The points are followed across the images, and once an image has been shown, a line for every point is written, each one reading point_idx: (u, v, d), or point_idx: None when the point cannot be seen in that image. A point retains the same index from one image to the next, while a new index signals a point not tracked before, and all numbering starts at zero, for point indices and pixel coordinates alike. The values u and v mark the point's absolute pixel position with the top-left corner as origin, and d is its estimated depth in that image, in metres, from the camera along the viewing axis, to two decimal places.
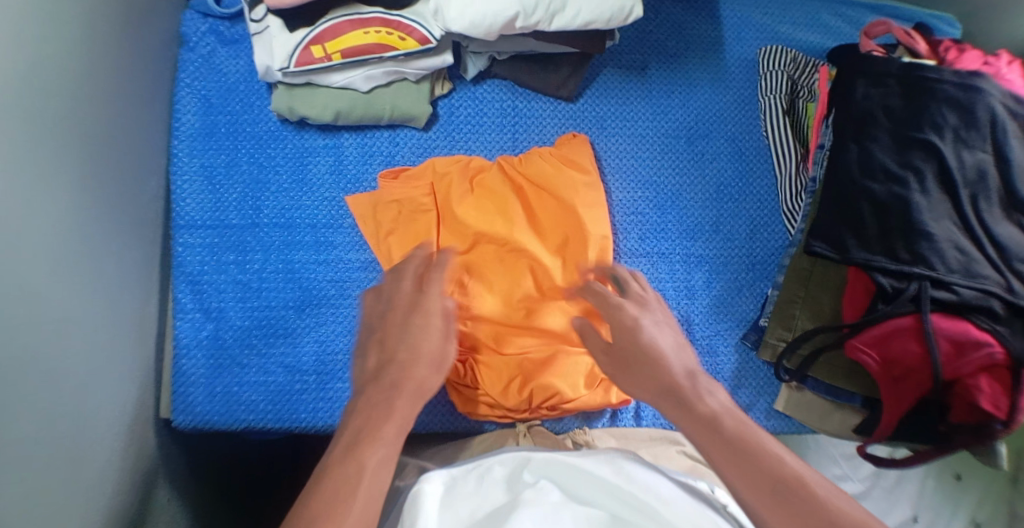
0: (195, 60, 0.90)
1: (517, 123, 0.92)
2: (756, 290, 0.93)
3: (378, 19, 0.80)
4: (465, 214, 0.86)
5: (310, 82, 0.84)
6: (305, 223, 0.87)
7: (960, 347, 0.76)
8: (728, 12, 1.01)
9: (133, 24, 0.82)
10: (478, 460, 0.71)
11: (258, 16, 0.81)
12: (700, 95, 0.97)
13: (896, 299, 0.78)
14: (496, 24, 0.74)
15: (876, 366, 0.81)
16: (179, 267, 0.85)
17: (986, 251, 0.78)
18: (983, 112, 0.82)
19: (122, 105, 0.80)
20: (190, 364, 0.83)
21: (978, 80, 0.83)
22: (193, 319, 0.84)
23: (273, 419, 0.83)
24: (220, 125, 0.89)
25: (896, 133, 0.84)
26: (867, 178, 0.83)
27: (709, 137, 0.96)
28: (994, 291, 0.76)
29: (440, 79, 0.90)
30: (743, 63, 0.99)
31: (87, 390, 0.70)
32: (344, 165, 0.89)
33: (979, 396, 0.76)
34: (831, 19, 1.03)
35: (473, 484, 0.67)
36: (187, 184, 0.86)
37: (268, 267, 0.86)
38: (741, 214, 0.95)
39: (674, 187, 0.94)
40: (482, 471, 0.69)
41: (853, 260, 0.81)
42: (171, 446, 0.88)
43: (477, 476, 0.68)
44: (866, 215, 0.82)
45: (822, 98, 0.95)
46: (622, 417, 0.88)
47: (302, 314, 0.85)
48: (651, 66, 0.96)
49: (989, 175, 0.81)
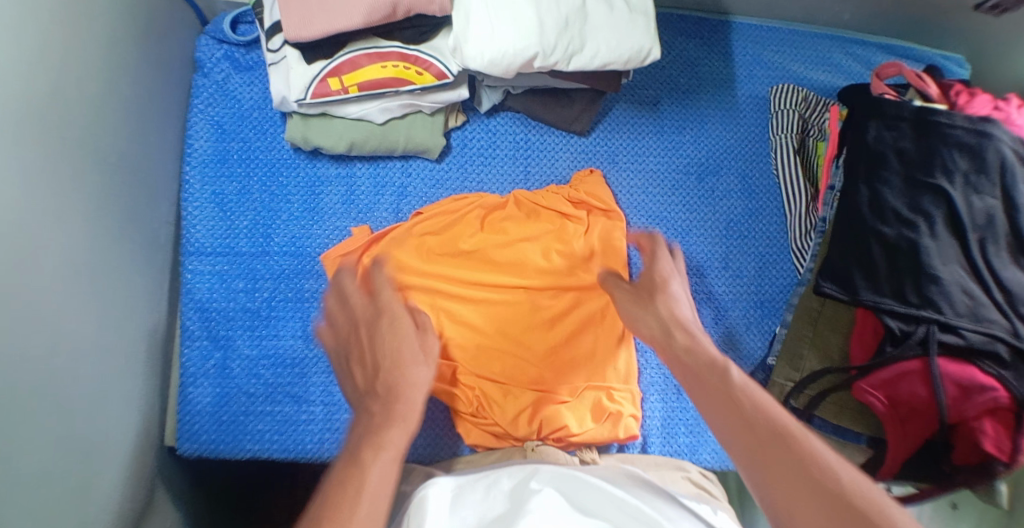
0: (208, 86, 0.90)
1: (530, 156, 0.92)
2: (764, 327, 0.94)
3: (395, 53, 0.80)
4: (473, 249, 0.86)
5: (326, 113, 0.84)
6: (316, 251, 0.87)
7: (966, 390, 0.76)
8: (740, 49, 1.01)
9: (149, 52, 0.82)
10: (487, 473, 0.72)
11: (275, 46, 0.82)
12: (712, 131, 0.97)
13: (904, 342, 0.79)
14: (515, 63, 0.75)
15: (883, 408, 0.81)
16: (188, 295, 0.84)
17: (993, 296, 0.79)
18: (993, 158, 0.82)
19: (136, 132, 0.79)
20: (197, 393, 0.82)
21: (989, 125, 0.83)
22: (201, 347, 0.84)
23: (279, 450, 0.82)
24: (233, 152, 0.88)
25: (907, 177, 0.84)
26: (878, 221, 0.83)
27: (720, 173, 0.96)
28: (1001, 335, 0.76)
29: (454, 111, 0.90)
30: (754, 100, 1.00)
31: (94, 421, 0.70)
32: (357, 195, 0.89)
33: (981, 439, 0.75)
34: (842, 57, 1.04)
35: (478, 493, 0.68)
36: (198, 211, 0.86)
37: (278, 296, 0.86)
38: (749, 251, 0.95)
39: (684, 222, 0.94)
40: (490, 483, 0.69)
41: (861, 301, 0.82)
42: (175, 473, 0.87)
43: (485, 485, 0.69)
44: (876, 258, 0.82)
45: (833, 137, 0.95)
46: (629, 447, 0.88)
47: (311, 344, 0.85)
48: (663, 101, 0.97)
49: (998, 221, 0.82)
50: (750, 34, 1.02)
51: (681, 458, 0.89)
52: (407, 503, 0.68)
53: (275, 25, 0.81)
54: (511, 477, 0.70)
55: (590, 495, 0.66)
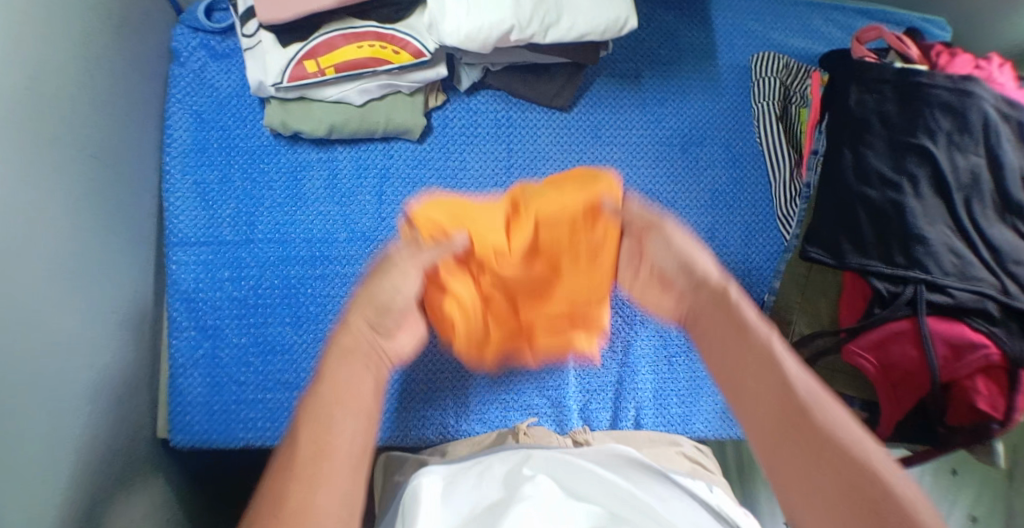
0: (185, 75, 0.89)
1: (512, 134, 0.92)
2: (753, 296, 0.94)
3: (371, 33, 0.80)
4: None
5: (304, 97, 0.84)
6: (301, 238, 0.87)
7: (957, 350, 0.76)
8: (719, 19, 1.01)
9: (124, 42, 0.81)
10: (478, 458, 0.72)
11: (251, 31, 0.81)
12: (694, 101, 0.97)
13: (893, 303, 0.79)
14: (492, 36, 0.74)
15: (874, 370, 0.82)
16: (174, 286, 0.84)
17: (980, 254, 0.79)
18: (975, 116, 0.82)
19: (115, 122, 0.79)
20: (187, 383, 0.82)
21: (971, 84, 0.83)
22: (189, 337, 0.83)
23: (272, 437, 0.82)
24: (213, 140, 0.88)
25: (891, 138, 0.84)
26: (863, 184, 0.83)
27: (704, 144, 0.96)
28: (990, 293, 0.76)
29: (434, 91, 0.89)
30: (735, 69, 1.00)
31: (86, 411, 0.70)
32: (339, 179, 0.88)
33: (975, 398, 0.76)
34: (821, 24, 1.03)
35: (470, 479, 0.68)
36: (180, 202, 0.86)
37: (264, 284, 0.85)
38: (736, 221, 0.95)
39: (670, 194, 0.94)
40: (483, 469, 0.70)
41: (848, 264, 0.81)
42: (168, 464, 0.87)
43: (478, 471, 0.69)
44: (862, 220, 0.82)
45: (816, 103, 0.95)
46: (622, 422, 0.89)
47: (299, 330, 0.85)
48: (645, 74, 0.97)
49: (983, 179, 0.82)
50: (730, 3, 1.02)
51: (674, 429, 0.89)
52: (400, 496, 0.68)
53: (250, 11, 0.80)
54: (504, 462, 0.70)
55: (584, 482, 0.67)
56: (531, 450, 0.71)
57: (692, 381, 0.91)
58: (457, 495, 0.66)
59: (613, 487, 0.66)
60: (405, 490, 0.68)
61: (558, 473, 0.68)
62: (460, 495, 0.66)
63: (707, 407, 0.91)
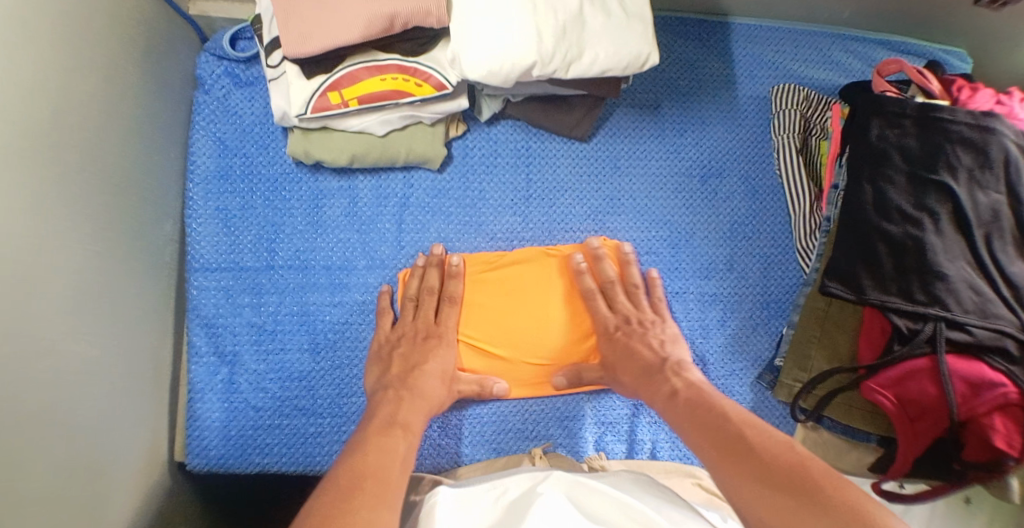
0: (209, 102, 0.90)
1: (532, 164, 0.92)
2: (771, 328, 0.94)
3: (394, 66, 0.80)
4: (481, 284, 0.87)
5: (326, 127, 0.84)
6: (321, 264, 0.87)
7: (975, 387, 0.76)
8: (740, 49, 1.01)
9: (149, 70, 0.82)
10: (494, 480, 0.71)
11: (275, 61, 0.82)
12: (715, 132, 0.97)
13: (912, 340, 0.78)
14: (513, 72, 0.75)
15: (892, 407, 0.81)
16: (195, 311, 0.85)
17: (1000, 292, 0.79)
18: (997, 152, 0.82)
19: (139, 149, 0.80)
20: (205, 408, 0.83)
21: (993, 120, 0.83)
22: (209, 362, 0.84)
23: (289, 463, 0.83)
24: (235, 168, 0.88)
25: (912, 174, 0.84)
26: (882, 219, 0.83)
27: (723, 175, 0.96)
28: (1009, 331, 0.76)
29: (454, 121, 0.89)
30: (756, 100, 1.00)
31: (104, 438, 0.70)
32: (359, 207, 0.89)
33: (992, 435, 0.75)
34: (842, 55, 1.03)
35: (487, 501, 0.68)
36: (202, 227, 0.86)
37: (284, 310, 0.86)
38: (753, 252, 0.95)
39: (688, 224, 0.94)
40: (500, 490, 0.70)
41: (868, 301, 0.81)
42: (185, 486, 0.88)
43: (495, 494, 0.69)
44: (883, 257, 0.82)
45: (835, 136, 0.95)
46: (638, 450, 0.89)
47: (318, 356, 0.85)
48: (664, 104, 0.97)
49: (1003, 216, 0.81)
50: (751, 33, 1.02)
51: (690, 460, 0.89)
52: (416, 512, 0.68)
53: (275, 41, 0.81)
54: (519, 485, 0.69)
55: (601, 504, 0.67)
56: (551, 471, 0.71)
57: None
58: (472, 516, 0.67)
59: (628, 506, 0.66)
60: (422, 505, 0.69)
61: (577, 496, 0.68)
62: (476, 517, 0.67)
63: None
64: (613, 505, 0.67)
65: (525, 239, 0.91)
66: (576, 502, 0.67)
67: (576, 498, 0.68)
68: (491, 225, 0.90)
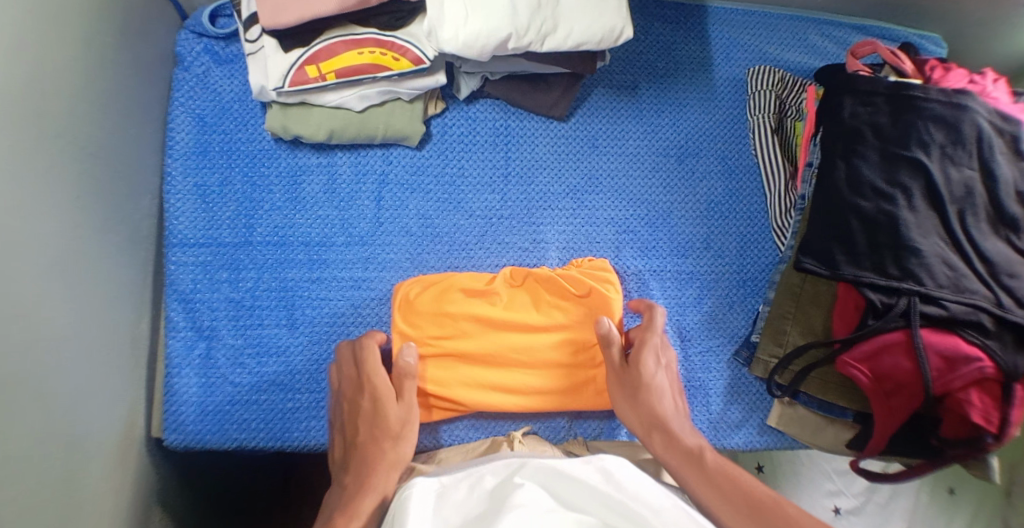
0: (188, 79, 0.90)
1: (510, 143, 0.93)
2: (747, 306, 0.94)
3: (371, 39, 0.80)
4: (472, 302, 0.84)
5: (305, 102, 0.85)
6: (299, 241, 0.87)
7: (950, 362, 0.76)
8: (716, 32, 1.02)
9: (128, 44, 0.82)
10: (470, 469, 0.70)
11: (253, 37, 0.82)
12: (690, 113, 0.98)
13: (885, 314, 0.79)
14: (489, 44, 0.75)
15: (866, 381, 0.81)
16: (171, 286, 0.84)
17: (974, 267, 0.79)
18: (969, 130, 0.83)
19: (117, 124, 0.80)
20: (182, 383, 0.83)
21: (965, 98, 0.84)
22: (186, 337, 0.84)
23: (266, 438, 0.83)
24: (214, 144, 0.89)
25: (885, 151, 0.84)
26: (855, 195, 0.84)
27: (699, 155, 0.97)
28: (983, 305, 0.76)
29: (433, 99, 0.90)
30: (732, 82, 1.01)
31: (79, 408, 0.70)
32: (338, 184, 0.89)
33: (969, 410, 0.76)
34: (817, 39, 1.05)
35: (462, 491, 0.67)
36: (180, 203, 0.86)
37: (262, 285, 0.86)
38: (731, 231, 0.96)
39: (665, 203, 0.95)
40: (475, 480, 0.68)
41: (842, 275, 0.82)
42: (163, 465, 0.87)
43: (469, 483, 0.67)
44: (856, 232, 0.82)
45: (810, 116, 0.97)
46: (615, 431, 0.89)
47: (296, 332, 0.85)
48: (642, 85, 0.98)
49: (977, 192, 0.82)
50: (726, 16, 1.03)
51: None
52: (389, 506, 0.66)
53: (253, 17, 0.81)
54: (496, 473, 0.68)
55: (581, 496, 0.64)
56: (526, 460, 0.70)
57: (686, 389, 0.90)
58: (446, 507, 0.64)
59: (608, 497, 0.64)
60: (395, 499, 0.67)
61: (554, 486, 0.66)
62: (450, 507, 0.64)
63: (701, 414, 0.90)
64: (590, 494, 0.65)
65: (503, 217, 0.91)
66: (552, 491, 0.65)
67: (553, 490, 0.65)
68: (469, 202, 0.91)
